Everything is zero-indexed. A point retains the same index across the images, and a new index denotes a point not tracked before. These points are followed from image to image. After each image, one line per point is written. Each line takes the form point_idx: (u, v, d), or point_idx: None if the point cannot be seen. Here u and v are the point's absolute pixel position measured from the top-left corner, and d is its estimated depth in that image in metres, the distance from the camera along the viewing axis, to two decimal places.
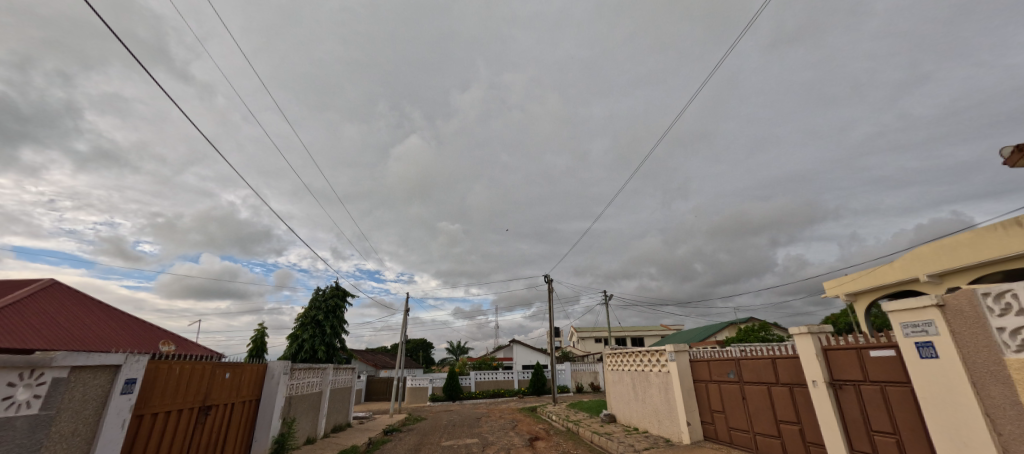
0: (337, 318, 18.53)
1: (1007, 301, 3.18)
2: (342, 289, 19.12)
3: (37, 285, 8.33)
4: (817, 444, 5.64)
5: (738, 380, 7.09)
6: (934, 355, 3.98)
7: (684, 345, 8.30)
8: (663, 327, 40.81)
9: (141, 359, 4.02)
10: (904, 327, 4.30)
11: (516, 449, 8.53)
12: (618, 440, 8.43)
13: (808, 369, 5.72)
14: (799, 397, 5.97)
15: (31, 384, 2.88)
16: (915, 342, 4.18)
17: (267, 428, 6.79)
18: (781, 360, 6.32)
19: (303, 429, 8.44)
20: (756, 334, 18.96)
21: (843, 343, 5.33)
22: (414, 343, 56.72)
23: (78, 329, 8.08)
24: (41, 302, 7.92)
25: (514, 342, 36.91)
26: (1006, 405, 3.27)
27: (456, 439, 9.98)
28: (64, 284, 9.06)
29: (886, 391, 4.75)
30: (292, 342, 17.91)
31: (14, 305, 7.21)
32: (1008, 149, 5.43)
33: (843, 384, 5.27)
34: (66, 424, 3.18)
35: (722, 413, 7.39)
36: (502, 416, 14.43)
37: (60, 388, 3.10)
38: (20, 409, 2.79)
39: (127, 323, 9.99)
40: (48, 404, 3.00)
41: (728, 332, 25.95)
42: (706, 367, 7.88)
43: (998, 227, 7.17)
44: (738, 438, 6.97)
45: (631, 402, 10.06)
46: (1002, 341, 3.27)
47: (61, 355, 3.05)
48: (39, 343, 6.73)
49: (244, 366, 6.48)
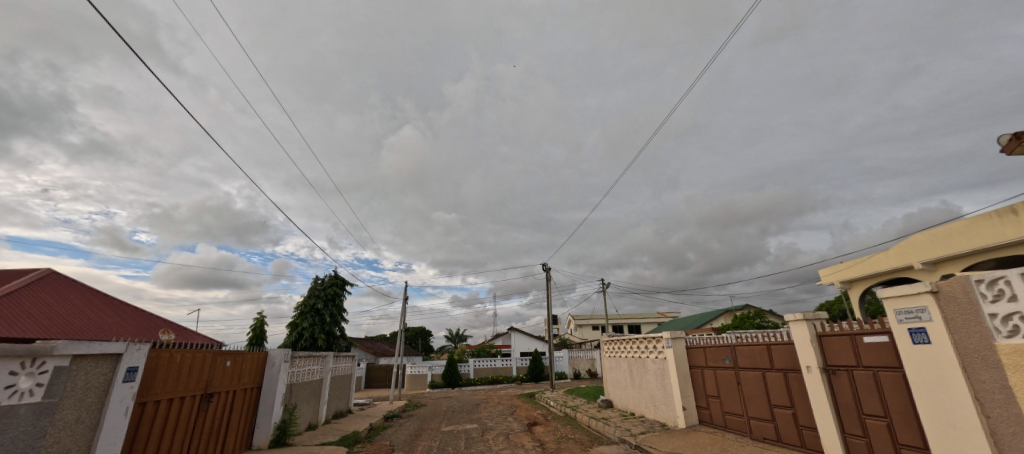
0: (337, 307, 18.62)
1: (999, 288, 3.26)
2: (342, 278, 19.17)
3: (35, 275, 8.32)
4: (809, 427, 5.78)
5: (733, 366, 7.20)
6: (926, 341, 4.02)
7: (682, 332, 8.38)
8: (660, 315, 41.35)
9: (141, 347, 4.04)
10: (898, 313, 4.35)
11: (514, 434, 8.70)
12: (615, 425, 8.58)
13: (802, 355, 5.79)
14: (793, 382, 6.08)
15: (33, 373, 2.89)
16: (908, 328, 4.21)
17: (269, 414, 6.88)
18: (776, 346, 6.42)
19: (304, 416, 8.54)
20: (750, 320, 19.24)
21: (838, 330, 5.40)
22: (414, 332, 57.50)
23: (79, 319, 8.09)
24: (39, 292, 7.90)
25: (513, 329, 37.19)
26: (995, 389, 3.38)
27: (456, 425, 10.16)
28: (61, 274, 9.03)
29: (880, 376, 4.84)
30: (292, 330, 17.99)
31: (12, 294, 7.20)
32: (1006, 136, 5.43)
33: (836, 369, 5.36)
34: (69, 412, 3.21)
35: (717, 398, 7.51)
36: (501, 402, 14.69)
37: (62, 376, 3.12)
38: (23, 397, 2.80)
39: (125, 312, 9.98)
40: (51, 391, 3.02)
41: (725, 319, 26.23)
42: (702, 353, 7.99)
43: (992, 215, 7.23)
44: (733, 422, 7.11)
45: (628, 388, 10.20)
46: (994, 327, 3.36)
47: (62, 344, 3.05)
48: (39, 333, 6.71)
49: (244, 354, 6.52)
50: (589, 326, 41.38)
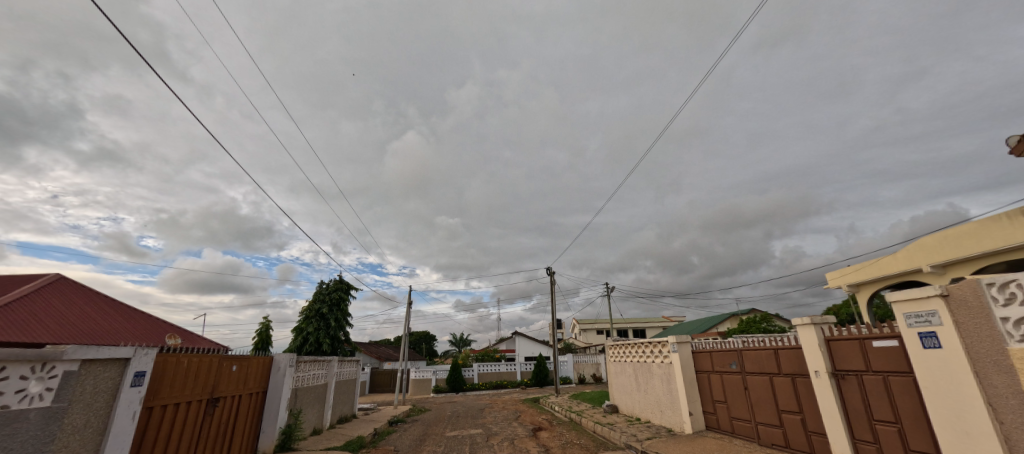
0: (342, 311, 18.67)
1: (1011, 292, 3.20)
2: (347, 283, 19.21)
3: (44, 280, 8.41)
4: (818, 433, 5.70)
5: (740, 371, 7.14)
6: (937, 345, 3.97)
7: (687, 337, 8.31)
8: (665, 319, 41.06)
9: (149, 352, 4.08)
10: (907, 317, 4.29)
11: (519, 440, 8.66)
12: (621, 430, 8.51)
13: (810, 360, 5.73)
14: (801, 387, 6.01)
15: (43, 377, 2.92)
16: (918, 332, 4.16)
17: (274, 419, 6.89)
18: (783, 350, 6.35)
19: (309, 420, 8.56)
20: (757, 324, 19.07)
21: (846, 334, 5.35)
22: (417, 337, 57.32)
23: (87, 323, 8.18)
24: (47, 297, 7.98)
25: (516, 334, 36.95)
26: (1008, 394, 3.31)
27: (460, 430, 10.13)
28: (70, 279, 9.12)
29: (889, 380, 4.78)
30: (297, 335, 18.05)
31: (21, 299, 7.29)
32: (1015, 137, 5.37)
33: (845, 374, 5.30)
34: (79, 416, 3.24)
35: (724, 403, 7.44)
36: (505, 407, 14.60)
37: (72, 381, 3.14)
38: (33, 402, 2.83)
39: (132, 317, 10.05)
40: (61, 396, 3.05)
41: (730, 323, 26.00)
42: (708, 357, 7.92)
43: (1002, 217, 7.15)
44: (740, 428, 7.02)
45: (633, 393, 10.14)
46: (1005, 331, 3.30)
47: (71, 349, 3.07)
48: (49, 338, 6.79)
49: (250, 359, 6.56)
50: (593, 330, 41.14)
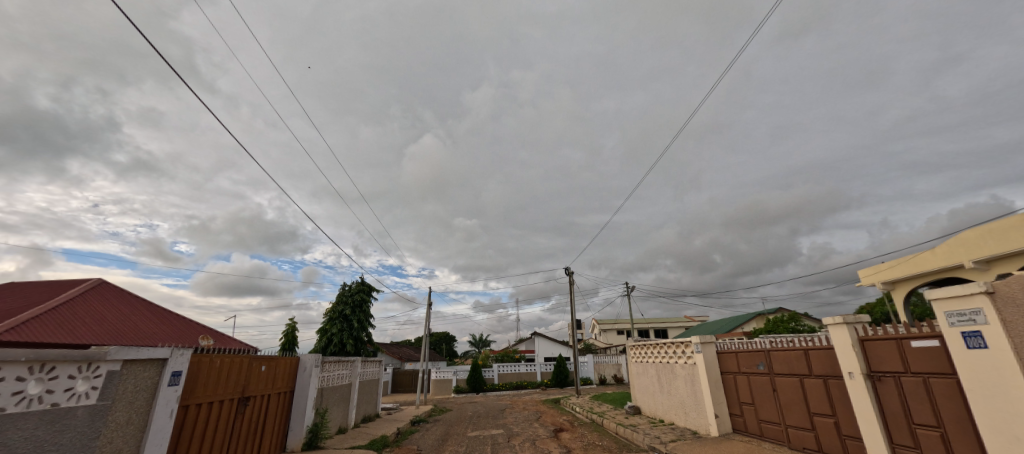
0: (364, 313, 19.04)
1: None
2: (368, 285, 19.58)
3: (88, 284, 8.91)
4: (853, 437, 5.47)
5: (768, 372, 6.92)
6: (982, 345, 3.75)
7: (712, 337, 8.11)
8: (687, 319, 40.20)
9: (185, 352, 4.26)
10: (949, 316, 4.07)
11: (541, 440, 8.64)
12: (644, 432, 8.39)
13: (843, 361, 5.51)
14: (834, 389, 5.79)
15: (89, 376, 3.08)
16: (961, 332, 3.94)
17: (301, 418, 7.08)
18: (814, 351, 6.13)
19: (334, 419, 8.74)
20: (784, 324, 18.47)
21: (881, 333, 5.12)
22: (437, 337, 57.91)
23: (127, 325, 8.62)
24: (90, 300, 8.45)
25: (535, 334, 36.85)
26: None
27: (481, 430, 10.18)
28: (111, 283, 9.63)
29: (930, 382, 4.54)
30: (321, 336, 18.50)
31: (68, 303, 7.75)
32: None
33: (882, 375, 5.07)
34: (122, 414, 3.41)
35: (751, 405, 7.23)
36: (526, 407, 14.60)
37: (114, 380, 3.30)
38: (79, 400, 2.99)
39: (168, 318, 10.53)
40: (105, 394, 3.22)
41: (756, 322, 25.25)
42: (734, 358, 7.71)
43: None
44: (769, 431, 6.81)
45: (656, 394, 9.97)
46: None
47: (114, 350, 3.23)
48: (92, 339, 7.19)
49: (278, 359, 6.76)
50: (613, 331, 40.63)
